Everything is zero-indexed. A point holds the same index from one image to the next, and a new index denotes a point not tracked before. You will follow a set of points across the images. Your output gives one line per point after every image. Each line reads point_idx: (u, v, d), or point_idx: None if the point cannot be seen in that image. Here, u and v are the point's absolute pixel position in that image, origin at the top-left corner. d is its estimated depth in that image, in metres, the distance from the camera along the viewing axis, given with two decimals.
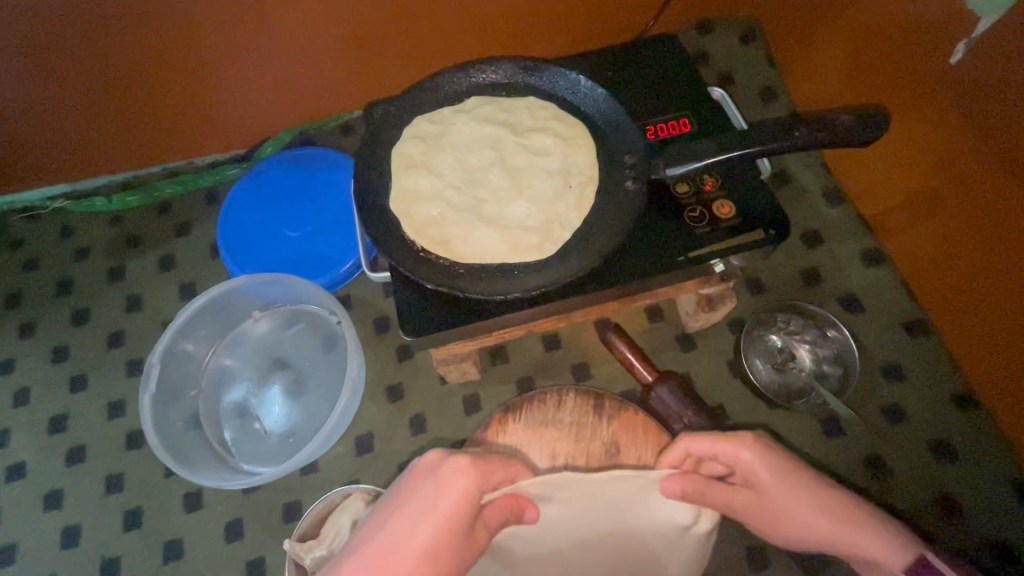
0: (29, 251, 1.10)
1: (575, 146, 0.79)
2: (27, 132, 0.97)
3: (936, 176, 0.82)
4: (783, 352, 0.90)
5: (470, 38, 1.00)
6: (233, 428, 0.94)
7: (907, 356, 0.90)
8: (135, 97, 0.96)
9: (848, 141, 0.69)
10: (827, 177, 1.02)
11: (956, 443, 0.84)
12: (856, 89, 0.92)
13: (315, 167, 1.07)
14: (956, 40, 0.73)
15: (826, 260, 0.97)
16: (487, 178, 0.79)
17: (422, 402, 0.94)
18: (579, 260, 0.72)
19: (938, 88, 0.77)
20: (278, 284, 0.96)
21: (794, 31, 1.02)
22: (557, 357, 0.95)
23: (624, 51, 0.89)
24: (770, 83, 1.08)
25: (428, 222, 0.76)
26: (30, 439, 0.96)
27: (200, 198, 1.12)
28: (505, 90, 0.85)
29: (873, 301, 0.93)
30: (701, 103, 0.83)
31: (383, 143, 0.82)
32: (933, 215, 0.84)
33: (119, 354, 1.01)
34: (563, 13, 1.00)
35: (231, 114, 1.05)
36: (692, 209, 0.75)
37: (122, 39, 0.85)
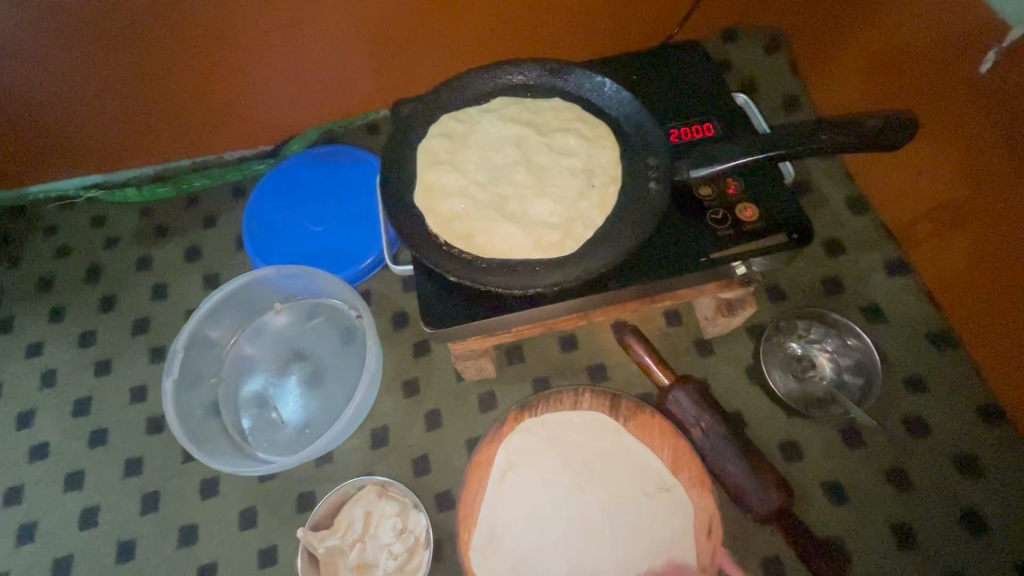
0: (61, 238, 1.13)
1: (599, 147, 0.79)
2: (69, 123, 1.01)
3: (963, 187, 0.81)
4: (803, 359, 0.90)
5: (497, 41, 1.02)
6: (250, 416, 0.95)
7: (931, 368, 0.88)
8: (172, 93, 0.99)
9: (874, 147, 0.69)
10: (850, 186, 1.01)
11: (981, 456, 0.83)
12: (882, 98, 0.92)
13: (341, 164, 1.10)
14: (986, 50, 0.73)
15: (847, 269, 0.96)
16: (511, 176, 0.80)
17: (437, 398, 0.94)
18: (601, 258, 0.72)
19: (965, 99, 0.77)
20: (302, 276, 0.98)
21: (818, 42, 1.03)
22: (574, 357, 0.95)
23: (648, 56, 0.90)
24: (793, 91, 1.08)
25: (452, 217, 0.77)
26: (54, 420, 0.98)
27: (228, 192, 1.15)
28: (530, 91, 0.86)
29: (897, 311, 0.92)
30: (724, 108, 0.83)
31: (409, 139, 0.83)
32: (958, 226, 0.83)
33: (143, 339, 1.03)
34: (588, 20, 1.02)
35: (261, 111, 1.07)
36: (715, 211, 0.75)
37: (160, 32, 0.88)
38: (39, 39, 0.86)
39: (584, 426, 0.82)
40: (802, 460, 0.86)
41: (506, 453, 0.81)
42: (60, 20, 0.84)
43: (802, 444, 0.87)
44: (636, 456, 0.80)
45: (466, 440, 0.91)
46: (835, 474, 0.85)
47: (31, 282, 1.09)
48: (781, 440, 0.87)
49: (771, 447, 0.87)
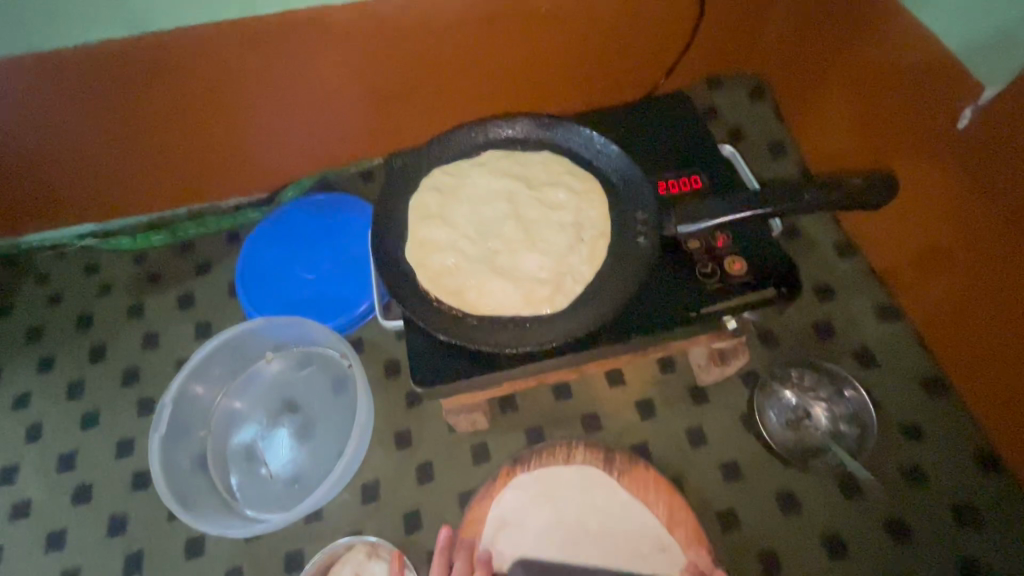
0: (52, 286, 1.12)
1: (588, 201, 0.80)
2: (66, 173, 1.03)
3: (946, 235, 0.82)
4: (798, 409, 0.89)
5: (488, 92, 1.05)
6: (239, 471, 0.94)
7: (927, 416, 0.87)
8: (168, 144, 1.02)
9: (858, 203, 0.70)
10: (838, 231, 1.02)
11: (981, 509, 0.81)
12: (865, 147, 0.94)
13: (336, 212, 1.10)
14: (962, 106, 0.75)
15: (840, 315, 0.96)
16: (501, 230, 0.81)
17: (429, 450, 0.93)
18: (591, 314, 0.72)
19: (944, 151, 0.79)
20: (292, 325, 0.97)
21: (800, 90, 1.06)
22: (567, 407, 0.94)
23: (636, 108, 0.92)
24: (779, 137, 1.10)
25: (443, 271, 0.77)
26: (38, 475, 0.96)
27: (221, 238, 1.15)
28: (520, 144, 0.88)
29: (890, 357, 0.92)
30: (710, 161, 0.85)
31: (400, 193, 0.84)
32: (944, 274, 0.84)
33: (133, 391, 1.02)
34: (577, 70, 1.04)
35: (257, 161, 1.09)
36: (704, 265, 0.75)
37: (161, 84, 0.91)
38: (45, 92, 0.89)
39: (577, 481, 0.81)
40: (800, 512, 0.84)
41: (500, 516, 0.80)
42: (66, 71, 0.87)
43: (800, 496, 0.85)
44: (630, 512, 0.79)
45: (458, 493, 0.89)
46: (834, 528, 0.83)
47: (21, 332, 1.09)
48: (778, 492, 0.86)
49: (768, 499, 0.85)
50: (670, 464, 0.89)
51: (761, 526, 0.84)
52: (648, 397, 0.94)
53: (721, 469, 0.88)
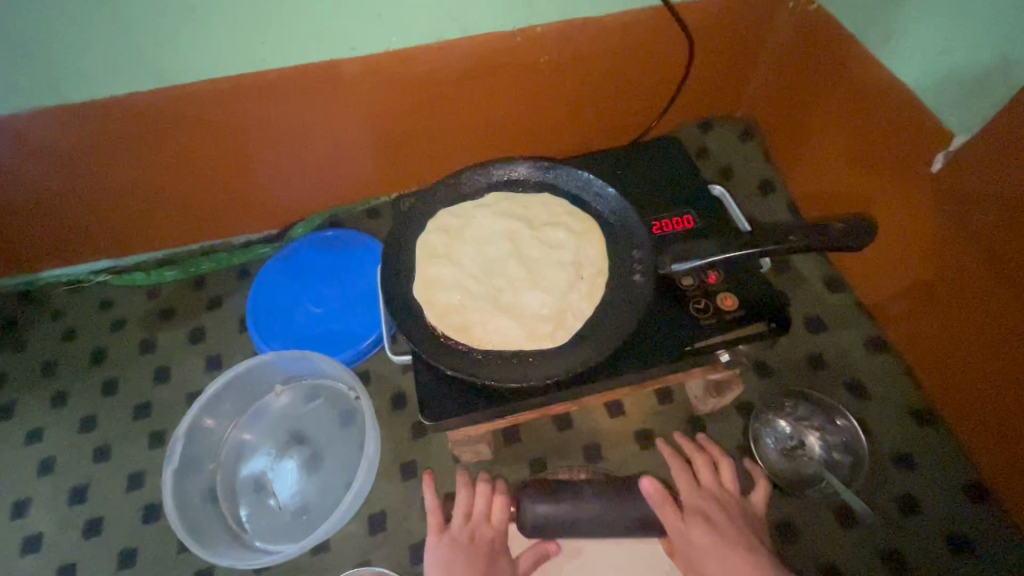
0: (68, 321, 1.16)
1: (587, 240, 0.85)
2: (87, 213, 1.08)
3: (928, 270, 0.87)
4: (792, 438, 0.92)
5: (490, 135, 1.11)
6: (248, 503, 0.95)
7: (917, 445, 0.90)
8: (185, 185, 1.07)
9: (840, 244, 0.75)
10: (826, 264, 1.07)
11: (973, 537, 0.83)
12: (848, 187, 0.99)
13: (344, 248, 1.15)
14: (935, 152, 0.81)
15: (830, 346, 1.00)
16: (505, 268, 0.85)
17: (435, 481, 0.95)
18: (592, 349, 0.75)
19: (921, 193, 0.84)
20: (302, 359, 1.00)
21: (786, 132, 1.11)
22: (569, 438, 0.96)
23: (630, 151, 0.97)
24: (767, 175, 1.16)
25: (449, 308, 0.81)
26: (50, 509, 0.98)
27: (232, 274, 1.19)
28: (522, 186, 0.93)
29: (880, 387, 0.95)
30: (701, 201, 0.90)
31: (408, 234, 0.89)
32: (928, 307, 0.88)
33: (144, 424, 1.04)
34: (574, 114, 1.10)
35: (269, 200, 1.14)
36: (697, 301, 0.79)
37: (182, 132, 0.97)
38: (72, 139, 0.94)
39: None
40: (798, 541, 0.86)
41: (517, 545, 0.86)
42: (93, 121, 0.93)
43: (798, 524, 0.87)
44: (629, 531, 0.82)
45: None
46: (831, 556, 0.85)
47: (36, 367, 1.12)
48: (777, 521, 0.88)
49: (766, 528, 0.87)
50: None
51: None
52: (647, 428, 0.96)
53: None
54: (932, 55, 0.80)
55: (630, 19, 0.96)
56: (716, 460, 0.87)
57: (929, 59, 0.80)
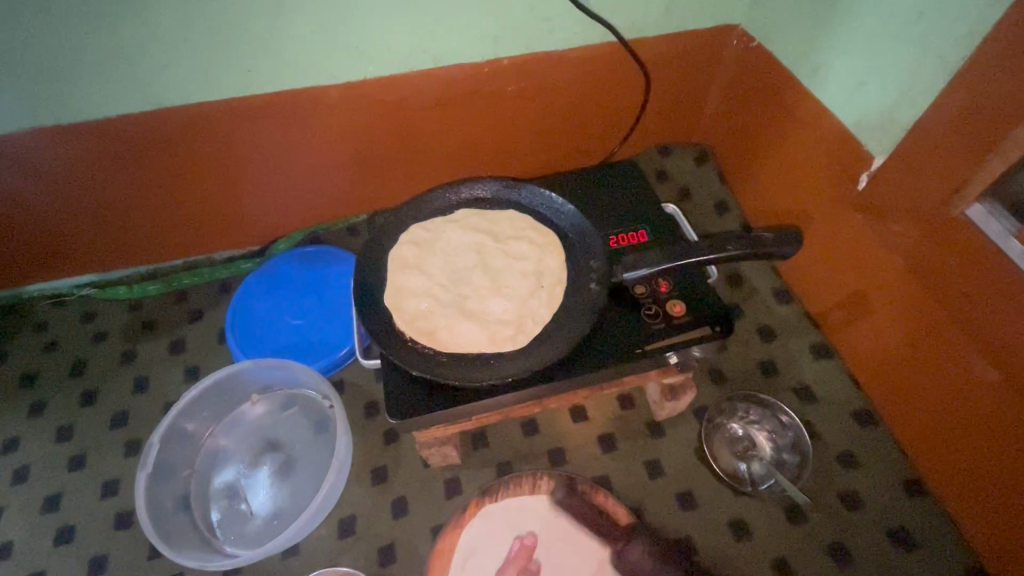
0: (50, 334, 1.18)
1: (548, 252, 0.91)
2: (71, 230, 1.12)
3: (863, 280, 0.94)
4: (744, 439, 0.98)
5: (462, 156, 1.18)
6: (220, 509, 0.98)
7: (860, 445, 0.96)
8: (169, 203, 1.12)
9: (770, 253, 0.83)
10: (776, 278, 1.14)
11: (912, 530, 0.88)
12: (791, 205, 1.07)
13: (323, 263, 1.20)
14: (861, 171, 0.89)
15: (780, 354, 1.06)
16: (470, 278, 0.91)
17: (404, 485, 0.98)
18: (549, 351, 0.81)
19: (853, 208, 0.92)
20: (279, 367, 1.04)
21: (736, 156, 1.20)
22: (534, 443, 1.00)
23: (590, 171, 1.05)
24: (722, 196, 1.24)
25: (417, 314, 0.86)
26: (22, 518, 0.99)
27: (214, 288, 1.23)
28: (489, 203, 0.99)
29: (826, 392, 1.01)
30: (654, 218, 0.97)
31: (380, 246, 0.94)
32: (865, 314, 0.95)
33: (120, 433, 1.06)
34: (542, 136, 1.18)
35: (251, 217, 1.19)
36: (649, 307, 0.86)
37: (168, 151, 1.03)
38: (63, 157, 1.00)
39: (541, 511, 0.88)
40: (751, 538, 0.90)
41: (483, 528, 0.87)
42: (84, 140, 0.98)
43: (750, 522, 0.91)
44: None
45: (431, 526, 0.94)
46: (782, 552, 0.89)
47: (15, 377, 1.14)
48: (730, 521, 0.92)
49: (722, 525, 0.91)
50: (630, 494, 0.95)
51: (716, 553, 0.89)
52: (609, 433, 1.01)
53: (677, 498, 0.94)
54: (852, 86, 0.90)
55: (589, 54, 1.05)
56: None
57: (850, 89, 0.90)
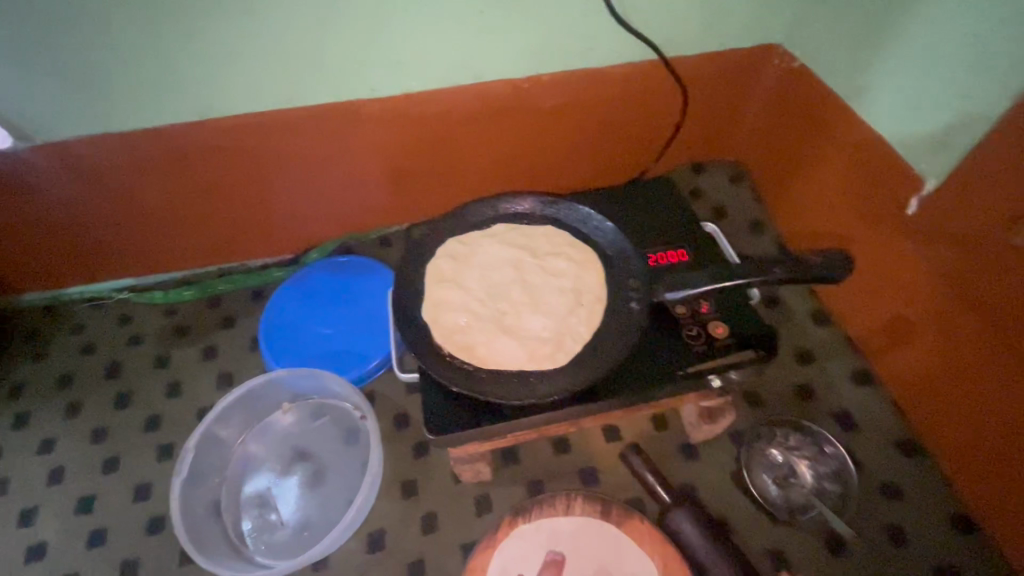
0: (87, 335, 1.20)
1: (586, 269, 0.90)
2: (114, 234, 1.14)
3: (908, 306, 0.92)
4: (784, 466, 0.94)
5: (497, 170, 1.18)
6: (250, 517, 0.98)
7: (904, 477, 0.93)
8: (210, 211, 1.13)
9: (820, 277, 0.81)
10: (815, 300, 1.11)
11: (960, 569, 0.85)
12: (833, 228, 1.05)
13: (356, 273, 1.21)
14: (910, 195, 0.88)
15: (820, 378, 1.03)
16: (508, 294, 0.90)
17: (434, 500, 0.97)
18: (589, 370, 0.80)
19: (901, 232, 0.90)
20: (312, 377, 1.04)
21: (774, 175, 1.19)
22: (566, 462, 0.99)
23: (628, 189, 1.04)
24: (758, 215, 1.23)
25: (455, 329, 0.85)
26: (56, 518, 1.00)
27: (247, 295, 1.24)
28: (527, 218, 0.99)
29: (867, 420, 0.98)
30: (693, 237, 0.96)
31: (418, 259, 0.95)
32: (911, 341, 0.93)
33: (153, 437, 1.07)
34: (577, 151, 1.18)
35: (287, 226, 1.20)
36: (690, 328, 0.84)
37: (212, 160, 1.04)
38: (111, 164, 1.02)
39: (575, 533, 0.86)
40: (790, 569, 0.88)
41: (517, 549, 0.85)
42: (132, 148, 1.00)
43: (789, 552, 0.89)
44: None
45: (460, 544, 0.93)
46: None
47: (52, 378, 1.15)
48: (768, 550, 0.89)
49: (759, 555, 0.89)
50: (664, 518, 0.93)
51: None
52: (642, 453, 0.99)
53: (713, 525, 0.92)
54: (902, 109, 0.88)
55: (629, 71, 1.05)
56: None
57: (900, 112, 0.89)
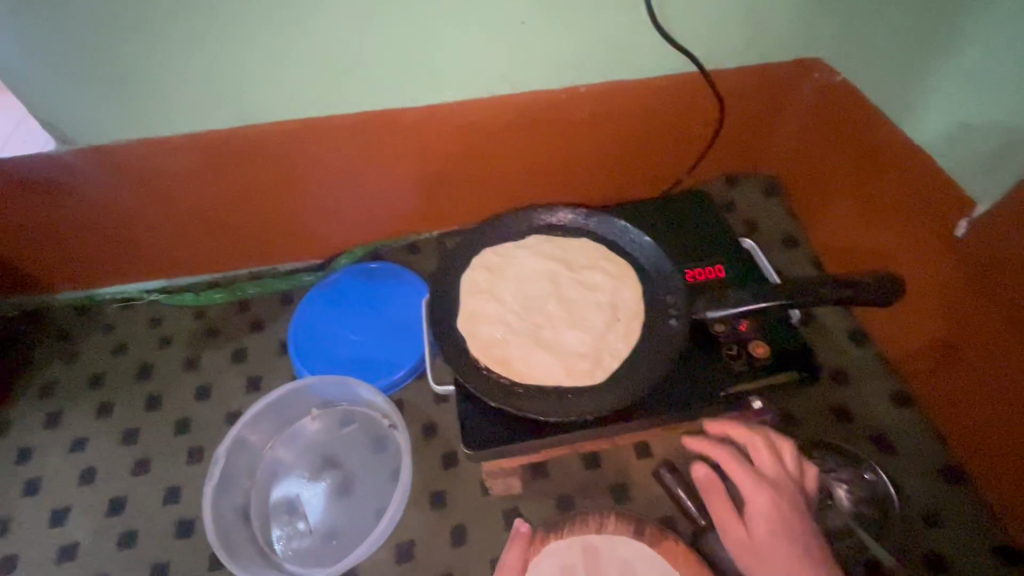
0: (118, 335, 1.21)
1: (623, 284, 0.90)
2: (149, 237, 1.15)
3: (952, 329, 0.90)
4: (820, 489, 0.91)
5: (529, 180, 1.18)
6: (279, 524, 0.98)
7: (944, 504, 0.91)
8: (243, 215, 1.14)
9: (870, 300, 0.79)
10: (852, 319, 1.09)
11: None
12: (874, 246, 1.03)
13: (385, 280, 1.20)
14: (959, 217, 0.86)
15: (856, 398, 1.02)
16: (544, 307, 0.89)
17: (463, 512, 0.97)
18: (628, 388, 0.79)
19: (947, 255, 0.88)
20: (342, 384, 1.04)
21: (811, 191, 1.17)
22: (596, 477, 0.98)
23: (663, 203, 1.03)
24: (792, 230, 1.21)
25: (491, 342, 0.85)
26: (88, 518, 1.01)
27: (275, 299, 1.25)
28: (562, 230, 0.98)
29: (905, 444, 0.97)
30: (730, 254, 0.95)
31: (453, 270, 0.94)
32: (952, 365, 0.91)
33: (183, 439, 1.08)
34: (610, 161, 1.17)
35: (317, 231, 1.20)
36: (729, 347, 0.83)
37: (248, 166, 1.05)
38: (149, 168, 1.03)
39: (608, 552, 0.85)
40: None
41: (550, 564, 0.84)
42: (171, 153, 1.01)
43: None
44: None
45: (489, 557, 0.93)
46: None
47: (84, 378, 1.16)
48: None
49: None
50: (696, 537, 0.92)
51: None
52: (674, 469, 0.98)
53: None
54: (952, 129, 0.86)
55: (667, 84, 1.04)
56: (775, 443, 0.73)
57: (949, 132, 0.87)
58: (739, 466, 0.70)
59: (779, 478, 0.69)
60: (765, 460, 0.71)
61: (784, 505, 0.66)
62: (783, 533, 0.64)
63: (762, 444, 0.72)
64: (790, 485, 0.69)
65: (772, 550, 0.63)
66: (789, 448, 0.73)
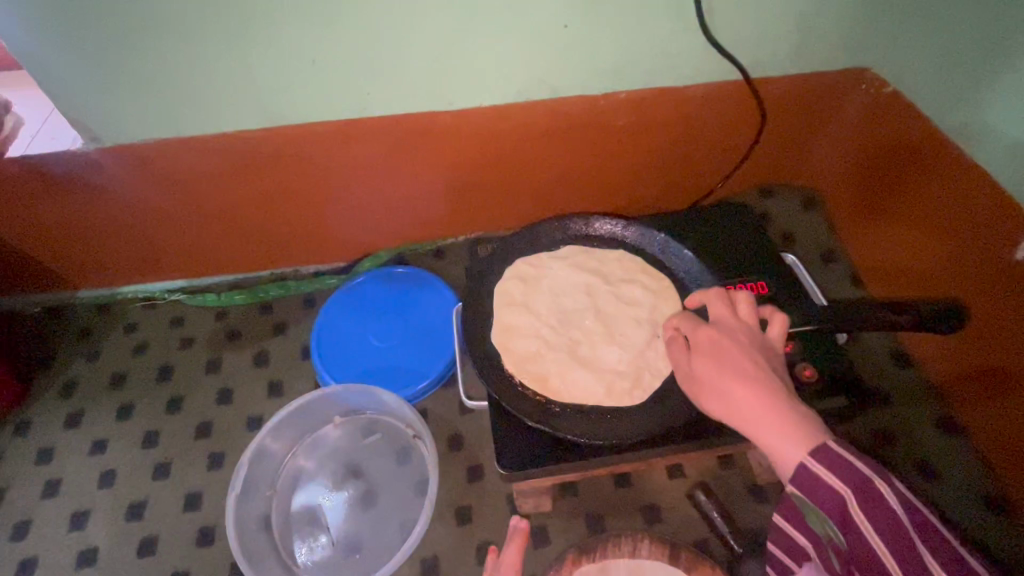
0: (139, 335, 1.19)
1: (662, 299, 0.87)
2: (173, 236, 1.13)
3: (1004, 354, 0.85)
4: None
5: (561, 187, 1.15)
6: (301, 535, 0.96)
7: (995, 539, 0.87)
8: (268, 217, 1.12)
9: (930, 325, 0.76)
10: (893, 339, 1.06)
11: None
12: (922, 263, 0.99)
13: (410, 285, 1.18)
14: (1013, 234, 0.81)
15: (899, 422, 0.99)
16: (580, 321, 0.87)
17: (490, 528, 0.94)
18: (670, 410, 0.76)
19: (1000, 275, 0.84)
20: (367, 393, 1.02)
21: (853, 204, 1.13)
22: (627, 497, 0.95)
23: (702, 216, 1.00)
24: (830, 246, 1.17)
25: (526, 357, 0.82)
26: (108, 523, 0.99)
27: (298, 301, 1.23)
28: (598, 241, 0.95)
29: (951, 472, 0.93)
30: (773, 270, 0.92)
31: (486, 280, 0.92)
32: (1005, 392, 0.86)
33: (204, 444, 1.06)
34: (644, 170, 1.14)
35: (342, 234, 1.18)
36: None
37: (276, 166, 1.03)
38: (176, 167, 1.01)
39: None
40: None
41: None
42: (199, 152, 0.99)
43: None
44: None
45: None
46: None
47: (105, 378, 1.15)
48: None
49: None
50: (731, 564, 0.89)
51: None
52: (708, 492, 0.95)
53: None
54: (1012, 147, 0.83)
55: (708, 91, 1.00)
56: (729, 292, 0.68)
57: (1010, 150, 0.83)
58: (691, 323, 0.67)
59: (728, 325, 0.64)
60: (718, 310, 0.66)
61: (732, 346, 0.62)
62: (737, 372, 0.59)
63: (714, 296, 0.68)
64: (745, 330, 0.64)
65: (719, 383, 0.59)
66: (744, 296, 0.67)
